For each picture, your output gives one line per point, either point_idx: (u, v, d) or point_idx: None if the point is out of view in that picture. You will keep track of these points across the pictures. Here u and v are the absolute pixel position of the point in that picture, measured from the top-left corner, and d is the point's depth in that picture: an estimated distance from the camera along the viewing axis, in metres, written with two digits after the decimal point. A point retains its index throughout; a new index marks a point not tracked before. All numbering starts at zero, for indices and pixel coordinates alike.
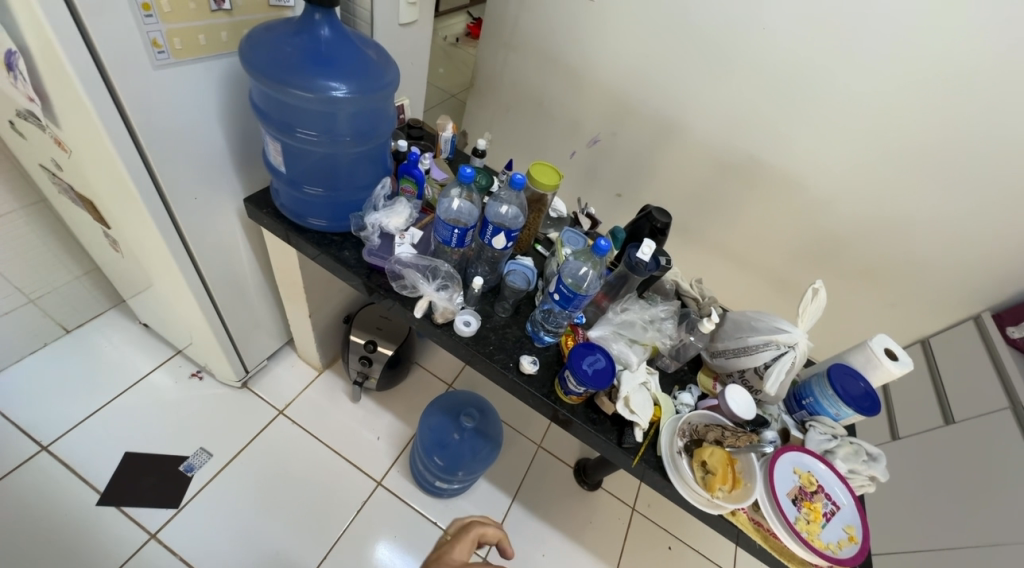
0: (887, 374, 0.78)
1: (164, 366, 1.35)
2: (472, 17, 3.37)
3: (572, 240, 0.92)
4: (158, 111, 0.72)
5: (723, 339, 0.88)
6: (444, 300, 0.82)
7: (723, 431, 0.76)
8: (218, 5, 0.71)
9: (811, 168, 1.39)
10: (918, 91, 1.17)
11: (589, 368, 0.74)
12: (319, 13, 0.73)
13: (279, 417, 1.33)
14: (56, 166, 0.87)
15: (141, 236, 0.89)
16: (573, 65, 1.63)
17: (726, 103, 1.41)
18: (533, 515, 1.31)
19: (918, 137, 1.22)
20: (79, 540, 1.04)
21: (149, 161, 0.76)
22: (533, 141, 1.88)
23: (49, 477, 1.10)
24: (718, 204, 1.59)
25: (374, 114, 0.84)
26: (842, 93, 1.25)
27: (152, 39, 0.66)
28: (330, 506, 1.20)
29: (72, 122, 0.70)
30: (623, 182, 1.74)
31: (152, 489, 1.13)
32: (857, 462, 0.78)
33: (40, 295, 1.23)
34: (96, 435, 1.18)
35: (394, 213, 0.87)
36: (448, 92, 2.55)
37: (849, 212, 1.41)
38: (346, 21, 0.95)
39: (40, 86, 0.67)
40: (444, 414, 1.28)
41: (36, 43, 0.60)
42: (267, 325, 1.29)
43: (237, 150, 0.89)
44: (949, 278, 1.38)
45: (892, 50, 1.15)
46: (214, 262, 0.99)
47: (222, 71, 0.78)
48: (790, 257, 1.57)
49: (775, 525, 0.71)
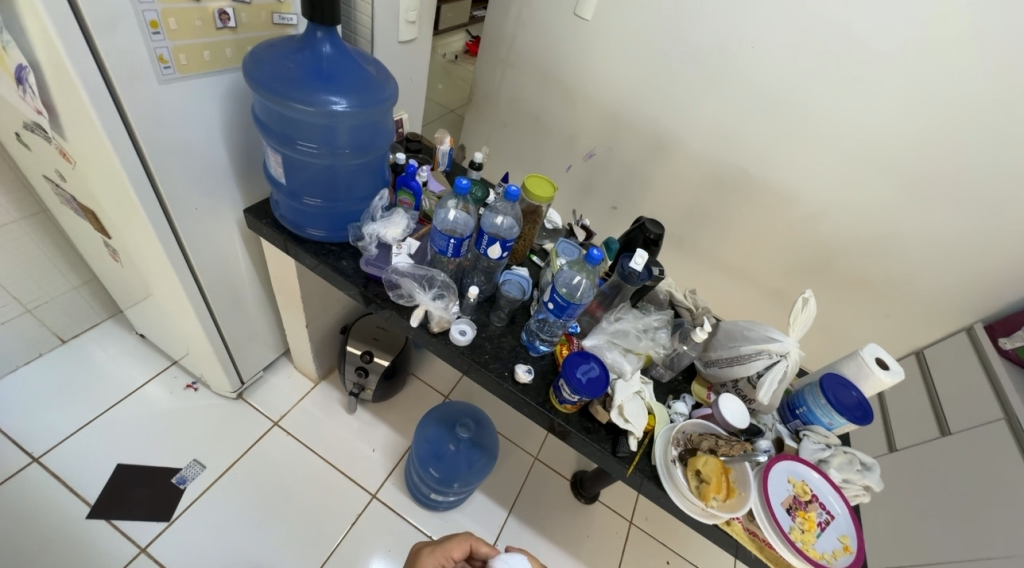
0: (879, 384, 0.79)
1: (159, 376, 1.35)
2: (471, 35, 3.47)
3: (566, 251, 0.95)
4: (162, 124, 0.74)
5: (717, 348, 0.89)
6: (440, 309, 0.82)
7: (717, 440, 0.77)
8: (223, 23, 0.74)
9: (803, 182, 1.42)
10: (904, 107, 1.21)
11: (583, 377, 0.75)
12: (321, 31, 0.76)
13: (274, 429, 1.32)
14: (60, 177, 0.89)
15: (141, 246, 0.90)
16: (569, 82, 1.67)
17: (719, 119, 1.45)
18: (530, 528, 1.30)
19: (906, 152, 1.26)
20: (68, 553, 1.02)
21: (152, 172, 0.77)
22: (530, 155, 1.91)
23: (39, 489, 1.09)
24: (712, 217, 1.62)
25: (373, 127, 0.86)
26: (831, 109, 1.29)
27: (158, 55, 0.68)
28: (324, 519, 1.19)
29: (77, 134, 0.72)
30: (618, 196, 1.77)
31: (143, 501, 1.12)
32: (851, 471, 0.78)
33: (38, 304, 1.23)
34: (89, 446, 1.18)
35: (391, 223, 0.89)
36: (447, 107, 2.60)
37: (841, 224, 1.43)
38: (347, 39, 0.98)
39: (48, 100, 0.69)
40: (440, 425, 1.28)
41: (47, 57, 0.62)
42: (264, 336, 1.30)
43: (239, 163, 0.91)
44: (941, 290, 1.40)
45: (878, 68, 1.20)
46: (212, 272, 1.00)
47: (226, 87, 0.80)
48: (783, 269, 1.59)
49: (770, 534, 0.71)
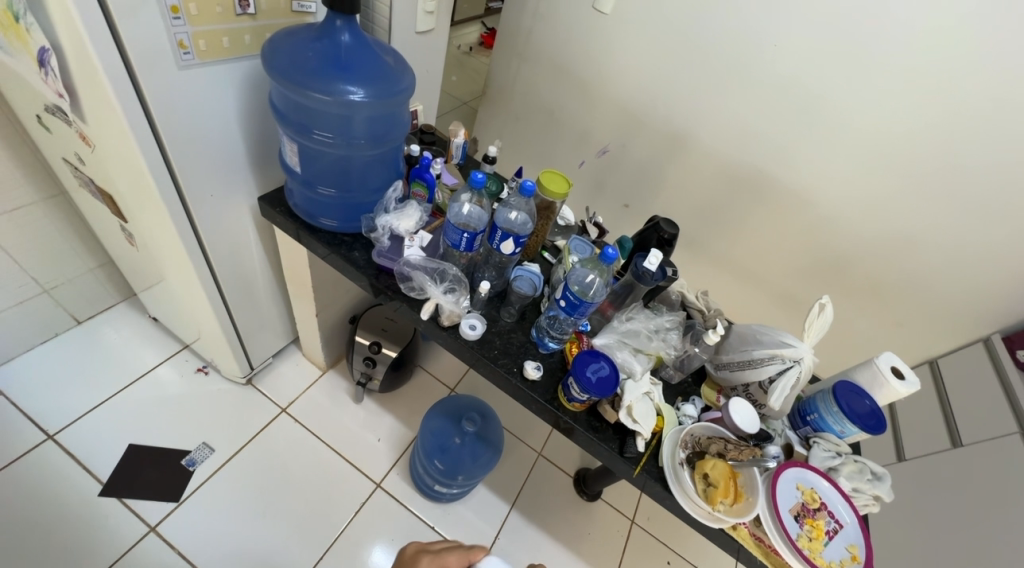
0: (893, 393, 0.78)
1: (170, 360, 1.37)
2: (487, 27, 3.45)
3: (578, 248, 0.94)
4: (180, 110, 0.74)
5: (728, 351, 0.88)
6: (450, 303, 0.82)
7: (726, 445, 0.76)
8: (242, 10, 0.73)
9: (820, 185, 1.39)
10: (930, 110, 1.18)
11: (593, 376, 0.74)
12: (340, 19, 0.75)
13: (281, 415, 1.33)
14: (78, 160, 0.89)
15: (156, 230, 0.91)
16: (584, 77, 1.65)
17: (736, 118, 1.42)
18: (531, 523, 1.31)
19: (930, 156, 1.23)
20: (80, 530, 1.04)
21: (169, 158, 0.78)
22: (543, 150, 1.90)
23: (52, 466, 1.11)
24: (724, 217, 1.60)
25: (389, 118, 0.86)
26: (853, 110, 1.26)
27: (178, 40, 0.68)
28: (329, 506, 1.20)
29: (97, 118, 0.73)
30: (631, 193, 1.75)
31: (154, 482, 1.14)
32: (861, 480, 0.77)
33: (54, 286, 1.25)
34: (102, 426, 1.20)
35: (404, 215, 0.88)
36: (461, 99, 2.58)
37: (857, 229, 1.41)
38: (365, 28, 0.98)
39: (69, 83, 0.69)
40: (445, 418, 1.28)
41: (68, 40, 0.62)
42: (274, 323, 1.31)
43: (254, 151, 0.91)
44: (959, 298, 1.37)
45: (905, 69, 1.16)
46: (225, 259, 1.01)
47: (244, 74, 0.80)
48: (796, 272, 1.57)
49: (776, 540, 0.70)
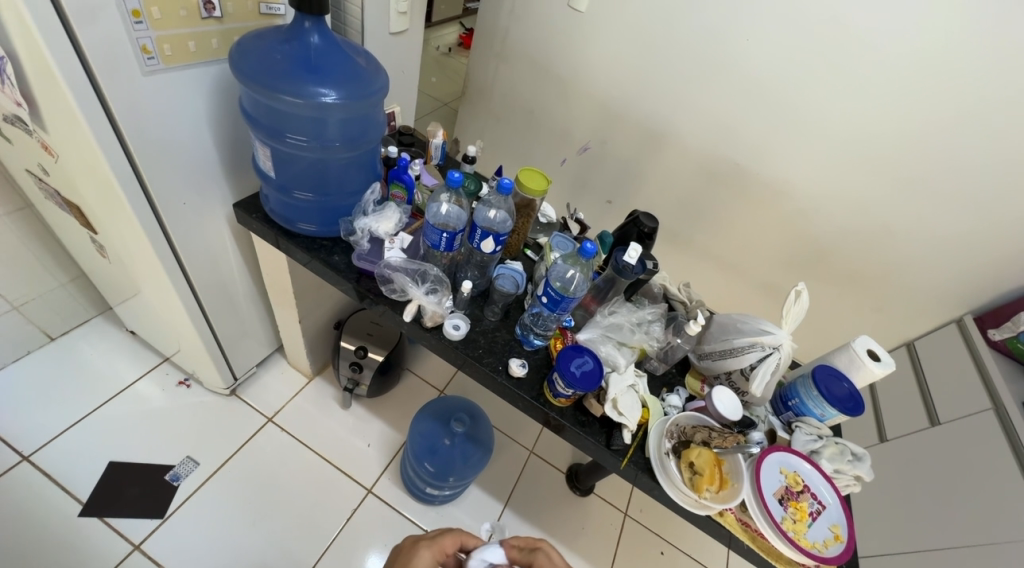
0: (870, 375, 0.79)
1: (151, 373, 1.34)
2: (465, 27, 3.44)
3: (561, 244, 0.94)
4: (148, 118, 0.73)
5: (710, 341, 0.89)
6: (433, 304, 0.82)
7: (711, 433, 0.77)
8: (208, 13, 0.72)
9: (797, 176, 1.42)
10: (900, 98, 1.21)
11: (577, 370, 0.75)
12: (308, 21, 0.74)
13: (267, 425, 1.31)
14: (43, 171, 0.87)
15: (127, 241, 0.89)
16: (562, 75, 1.66)
17: (712, 113, 1.45)
18: (524, 521, 1.31)
19: (903, 142, 1.25)
20: (60, 552, 1.01)
21: (137, 164, 0.76)
22: (523, 148, 1.90)
23: (29, 488, 1.08)
24: (705, 211, 1.62)
25: (364, 120, 0.85)
26: (824, 103, 1.29)
27: (141, 45, 0.67)
28: (319, 516, 1.19)
29: (58, 126, 0.71)
30: (613, 190, 1.76)
31: (137, 499, 1.11)
32: (842, 462, 0.78)
33: (24, 302, 1.22)
34: (81, 444, 1.17)
35: (383, 218, 0.88)
36: (441, 101, 2.58)
37: (833, 218, 1.44)
38: (337, 30, 0.97)
39: (28, 92, 0.67)
40: (434, 419, 1.27)
41: (24, 46, 0.60)
42: (256, 332, 1.28)
43: (228, 157, 0.90)
44: (933, 281, 1.41)
45: (874, 61, 1.19)
46: (202, 268, 0.99)
47: (212, 79, 0.79)
48: (777, 262, 1.59)
49: (762, 525, 0.71)
